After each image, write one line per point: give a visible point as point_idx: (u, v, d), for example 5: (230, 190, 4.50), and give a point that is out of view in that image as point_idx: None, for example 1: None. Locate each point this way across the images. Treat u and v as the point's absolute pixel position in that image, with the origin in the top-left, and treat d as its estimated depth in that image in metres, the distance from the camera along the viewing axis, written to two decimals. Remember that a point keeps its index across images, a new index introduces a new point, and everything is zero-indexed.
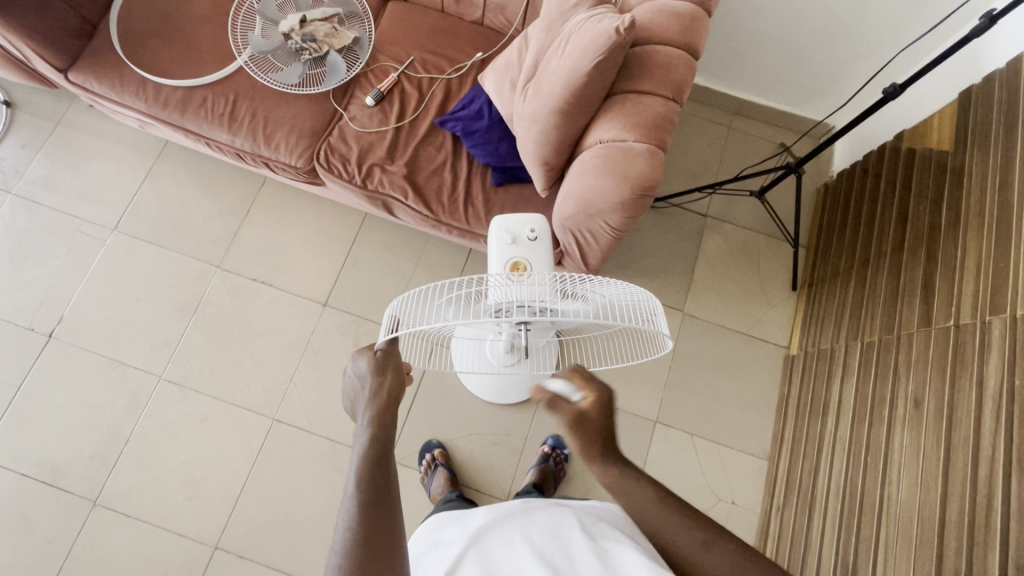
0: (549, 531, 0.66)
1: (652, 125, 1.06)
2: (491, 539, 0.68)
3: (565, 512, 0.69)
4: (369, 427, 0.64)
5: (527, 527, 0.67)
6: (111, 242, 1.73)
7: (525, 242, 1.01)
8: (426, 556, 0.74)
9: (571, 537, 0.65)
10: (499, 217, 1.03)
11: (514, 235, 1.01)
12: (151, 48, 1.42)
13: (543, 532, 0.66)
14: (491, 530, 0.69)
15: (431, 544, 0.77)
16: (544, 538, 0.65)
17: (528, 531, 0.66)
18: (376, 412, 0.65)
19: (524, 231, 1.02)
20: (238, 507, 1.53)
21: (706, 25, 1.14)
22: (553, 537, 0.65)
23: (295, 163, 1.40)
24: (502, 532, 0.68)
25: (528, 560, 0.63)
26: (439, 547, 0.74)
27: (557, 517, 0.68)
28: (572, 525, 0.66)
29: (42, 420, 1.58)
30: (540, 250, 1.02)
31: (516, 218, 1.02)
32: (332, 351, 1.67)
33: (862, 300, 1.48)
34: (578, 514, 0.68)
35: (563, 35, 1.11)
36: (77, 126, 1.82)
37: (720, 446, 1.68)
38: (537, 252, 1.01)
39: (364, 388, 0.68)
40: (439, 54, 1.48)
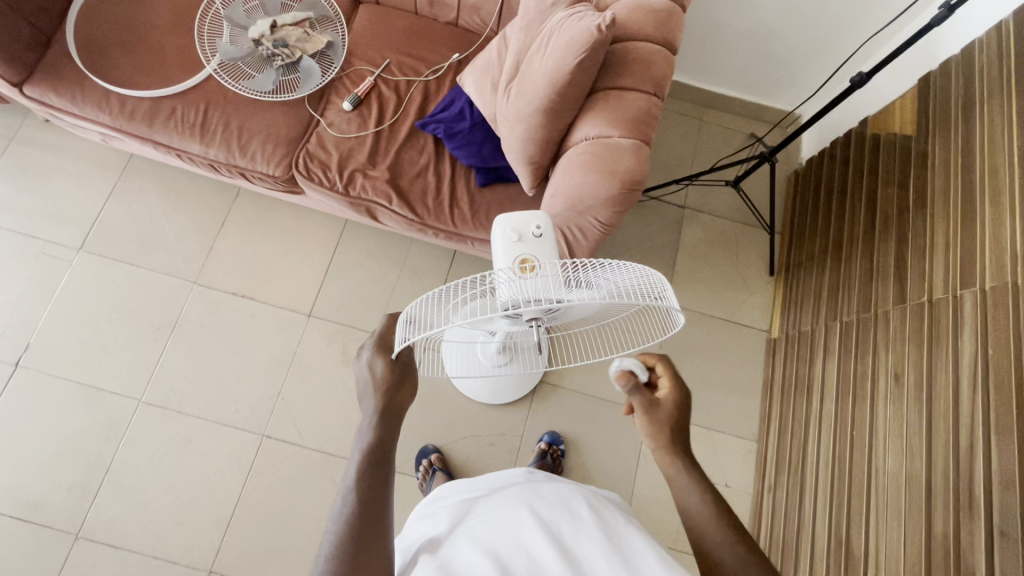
0: (557, 505, 0.64)
1: (637, 121, 1.08)
2: (495, 506, 0.66)
3: (574, 490, 0.68)
4: (382, 436, 0.65)
5: (535, 498, 0.65)
6: (78, 262, 1.65)
7: (531, 241, 0.89)
8: (421, 525, 0.72)
9: (579, 516, 0.63)
10: (500, 215, 0.90)
11: (520, 232, 0.89)
12: (113, 59, 1.37)
13: (550, 505, 0.64)
14: (496, 499, 0.68)
15: (430, 514, 0.75)
16: (551, 511, 0.63)
17: (535, 504, 0.64)
18: (385, 425, 0.66)
19: (529, 228, 0.90)
20: (231, 528, 1.49)
21: (681, 21, 1.16)
22: (561, 514, 0.63)
23: (272, 172, 1.37)
24: (507, 501, 0.66)
25: (534, 531, 0.61)
26: (439, 514, 0.72)
27: (564, 495, 0.66)
28: (581, 503, 0.65)
29: (13, 454, 1.49)
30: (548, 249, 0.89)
31: (520, 214, 0.90)
32: (320, 362, 1.64)
33: (838, 281, 1.53)
34: (585, 495, 0.67)
35: (544, 35, 1.12)
36: (33, 143, 1.73)
37: (711, 431, 1.72)
38: (545, 249, 0.89)
39: (372, 390, 0.69)
40: (415, 56, 1.47)
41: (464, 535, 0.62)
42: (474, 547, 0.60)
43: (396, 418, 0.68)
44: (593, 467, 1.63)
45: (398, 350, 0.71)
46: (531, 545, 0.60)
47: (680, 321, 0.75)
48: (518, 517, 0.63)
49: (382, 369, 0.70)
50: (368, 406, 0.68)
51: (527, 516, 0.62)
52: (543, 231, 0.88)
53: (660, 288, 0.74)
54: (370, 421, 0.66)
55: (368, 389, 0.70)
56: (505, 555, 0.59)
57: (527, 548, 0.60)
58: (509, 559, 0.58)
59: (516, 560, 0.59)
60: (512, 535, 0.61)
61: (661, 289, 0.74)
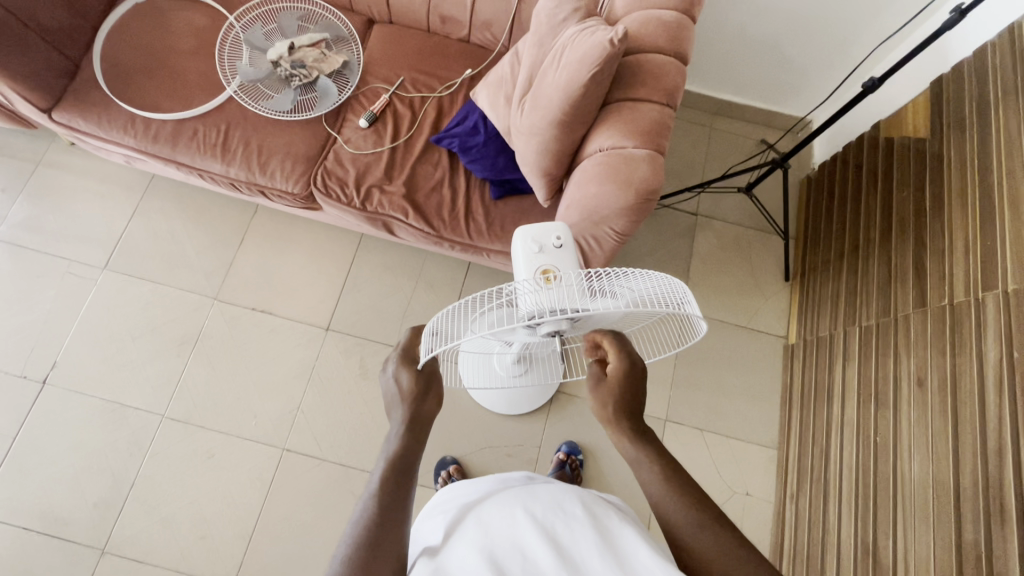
0: (552, 505, 0.62)
1: (652, 131, 1.09)
2: (489, 505, 0.65)
3: (568, 488, 0.66)
4: (408, 447, 0.66)
5: (530, 498, 0.64)
6: (102, 280, 1.69)
7: (551, 252, 0.91)
8: (425, 524, 0.72)
9: (574, 515, 0.61)
10: (521, 227, 0.91)
11: (541, 243, 0.90)
12: (137, 83, 1.41)
13: (544, 504, 0.63)
14: (491, 499, 0.67)
15: (432, 513, 0.74)
16: (546, 511, 0.62)
17: (530, 505, 0.63)
18: (411, 440, 0.67)
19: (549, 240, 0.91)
20: (253, 542, 1.50)
21: (692, 32, 1.17)
22: (556, 514, 0.62)
23: (291, 189, 1.40)
24: (501, 501, 0.64)
25: (528, 535, 0.60)
26: (438, 516, 0.71)
27: (558, 493, 0.64)
28: (576, 502, 0.63)
29: (41, 470, 1.52)
30: (569, 260, 0.91)
31: (539, 226, 0.91)
32: (338, 375, 1.66)
33: (855, 286, 1.52)
34: (580, 491, 0.65)
35: (556, 49, 1.14)
36: (59, 166, 1.79)
37: (730, 439, 1.71)
38: (567, 260, 0.90)
39: (398, 399, 0.71)
40: (429, 73, 1.50)
41: (458, 538, 0.62)
42: (470, 551, 0.59)
43: (422, 428, 0.69)
44: (610, 476, 1.62)
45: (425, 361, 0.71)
46: (526, 548, 0.59)
47: (702, 327, 0.76)
48: (512, 518, 0.61)
49: (408, 382, 0.72)
50: (396, 414, 0.70)
51: (521, 517, 0.61)
52: (564, 242, 0.90)
53: (682, 295, 0.75)
54: (397, 429, 0.68)
55: (395, 400, 0.72)
56: (501, 560, 0.58)
57: (522, 550, 0.59)
58: (505, 562, 0.58)
59: (511, 562, 0.58)
60: (507, 538, 0.60)
61: (682, 297, 0.75)
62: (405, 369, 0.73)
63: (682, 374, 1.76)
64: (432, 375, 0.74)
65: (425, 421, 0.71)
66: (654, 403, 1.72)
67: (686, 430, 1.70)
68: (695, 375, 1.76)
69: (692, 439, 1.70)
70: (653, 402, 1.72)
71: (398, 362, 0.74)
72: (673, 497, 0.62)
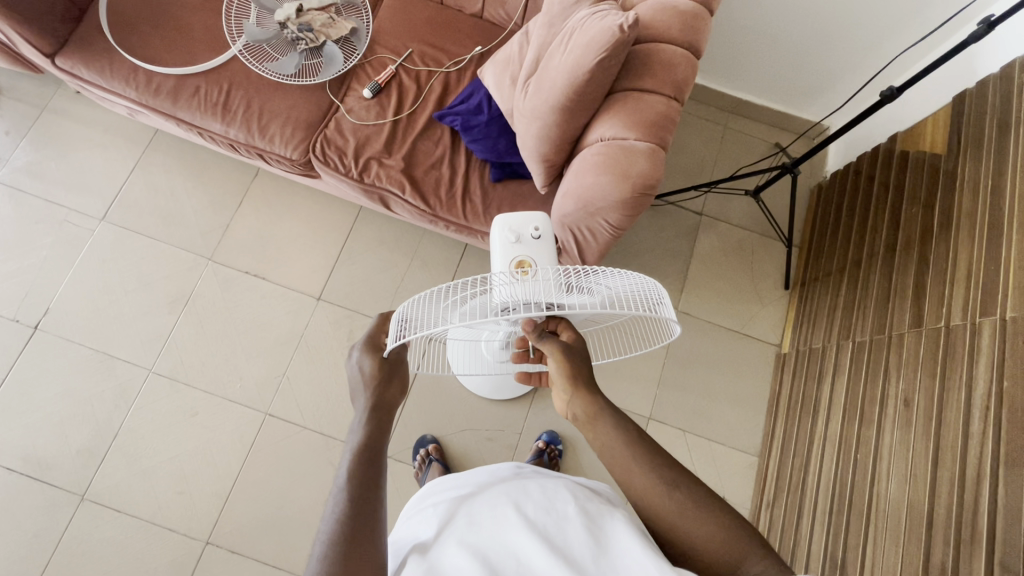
0: (544, 504, 0.62)
1: (654, 124, 1.06)
2: (480, 505, 0.65)
3: (560, 486, 0.66)
4: (365, 428, 0.65)
5: (521, 497, 0.64)
6: (99, 232, 1.69)
7: (529, 242, 0.89)
8: (415, 518, 0.72)
9: (565, 512, 0.61)
10: (500, 215, 0.91)
11: (518, 234, 0.89)
12: (142, 34, 1.39)
13: (537, 504, 0.62)
14: (481, 498, 0.66)
15: (418, 509, 0.74)
16: (538, 509, 0.61)
17: (521, 503, 0.62)
18: (374, 426, 0.66)
19: (528, 230, 0.90)
20: (229, 502, 1.52)
21: (708, 24, 1.14)
22: (548, 512, 0.61)
23: (290, 155, 1.39)
24: (494, 500, 0.64)
25: (521, 533, 0.59)
26: (428, 510, 0.71)
27: (551, 492, 0.65)
28: (567, 500, 0.63)
29: (28, 414, 1.55)
30: (546, 251, 0.89)
31: (518, 216, 0.90)
32: (326, 345, 1.66)
33: (854, 300, 1.50)
34: (573, 490, 0.65)
35: (566, 32, 1.11)
36: (63, 113, 1.78)
37: (711, 443, 1.70)
38: (543, 252, 0.89)
39: (363, 382, 0.73)
40: (438, 47, 1.47)
41: (448, 535, 0.62)
42: (461, 549, 0.58)
43: (385, 414, 0.69)
44: (587, 468, 1.62)
45: (391, 348, 0.72)
46: (518, 546, 0.58)
47: (678, 331, 0.74)
48: (504, 517, 0.61)
49: (371, 368, 0.74)
50: (362, 402, 0.70)
51: (512, 515, 0.61)
52: (542, 233, 0.88)
53: (660, 296, 0.72)
54: (362, 419, 0.67)
55: (360, 385, 0.73)
56: (492, 560, 0.57)
57: (516, 550, 0.58)
58: (497, 562, 0.57)
59: (504, 562, 0.57)
60: (499, 535, 0.60)
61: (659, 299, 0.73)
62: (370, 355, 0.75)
63: (670, 374, 1.75)
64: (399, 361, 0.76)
65: (388, 406, 0.71)
66: (638, 400, 1.71)
67: (667, 430, 1.70)
68: (684, 377, 1.74)
69: (673, 440, 1.69)
70: (638, 399, 1.71)
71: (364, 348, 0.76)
72: (641, 491, 0.62)
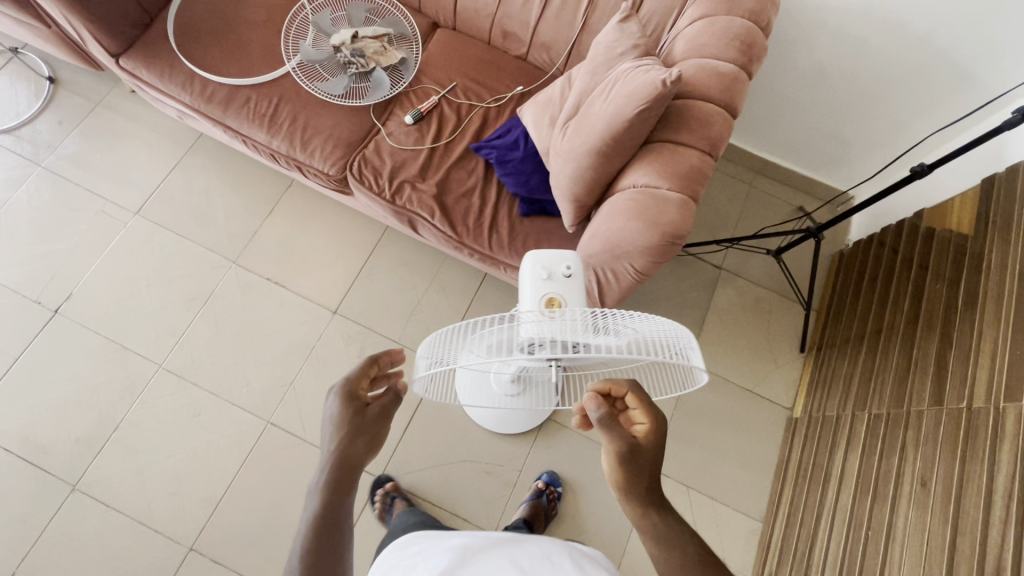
0: (543, 560, 0.65)
1: (689, 178, 1.08)
2: (480, 562, 0.66)
3: (554, 544, 0.69)
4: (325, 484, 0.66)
5: (522, 553, 0.66)
6: (132, 225, 1.73)
7: (559, 280, 0.89)
8: (397, 570, 0.70)
9: (564, 568, 0.65)
10: (531, 252, 0.90)
11: (550, 271, 0.88)
12: (204, 44, 1.46)
13: (535, 560, 0.65)
14: (478, 553, 0.67)
15: (399, 558, 0.73)
16: (539, 565, 0.64)
17: (521, 559, 0.65)
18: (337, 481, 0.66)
19: (559, 268, 0.89)
20: (219, 509, 1.49)
21: (746, 87, 1.18)
22: (546, 567, 0.65)
23: (327, 170, 1.44)
24: (492, 556, 0.66)
25: None
26: (415, 561, 0.70)
27: (546, 548, 0.68)
28: (564, 556, 0.66)
29: (34, 396, 1.55)
30: (577, 290, 0.89)
31: (551, 253, 0.90)
32: (336, 360, 1.66)
33: (872, 371, 1.48)
34: (564, 546, 0.69)
35: (608, 80, 1.14)
36: (116, 109, 1.86)
37: (714, 503, 1.65)
38: (575, 292, 0.89)
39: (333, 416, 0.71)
40: (481, 83, 1.52)
41: None
42: None
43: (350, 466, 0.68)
44: (586, 516, 1.57)
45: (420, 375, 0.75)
46: None
47: (704, 377, 0.70)
48: (506, 573, 0.63)
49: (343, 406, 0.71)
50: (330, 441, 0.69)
51: (515, 573, 0.63)
52: (575, 272, 0.88)
53: (687, 342, 0.69)
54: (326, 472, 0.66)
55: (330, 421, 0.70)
56: None
57: None
58: None
59: None
60: None
61: (688, 346, 0.69)
62: (352, 398, 0.72)
63: (677, 426, 1.72)
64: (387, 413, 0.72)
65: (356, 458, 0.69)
66: None
67: (670, 484, 1.66)
68: (691, 431, 1.71)
69: (675, 496, 1.64)
70: None
71: (351, 383, 0.73)
72: None
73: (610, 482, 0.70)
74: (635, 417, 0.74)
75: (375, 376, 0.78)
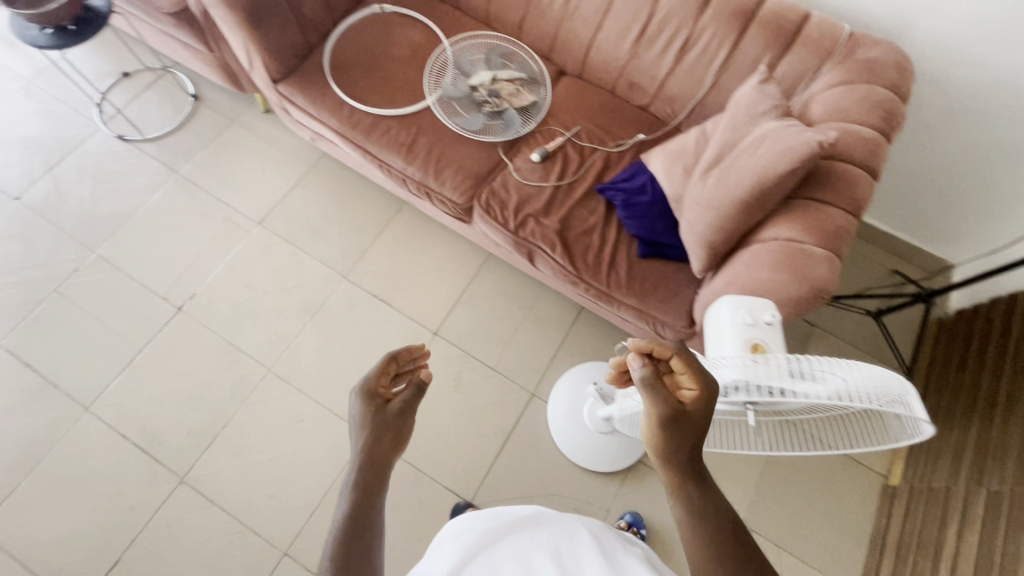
0: (566, 542, 0.73)
1: (832, 234, 1.11)
2: (503, 547, 0.74)
3: (578, 525, 0.77)
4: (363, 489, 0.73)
5: (547, 539, 0.74)
6: (254, 234, 1.84)
7: (761, 327, 0.95)
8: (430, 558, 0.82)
9: (583, 542, 0.73)
10: (735, 299, 0.98)
11: (754, 317, 0.95)
12: (353, 76, 1.59)
13: (555, 536, 0.75)
14: (503, 539, 0.76)
15: (435, 548, 0.86)
16: (560, 545, 0.73)
17: (542, 538, 0.74)
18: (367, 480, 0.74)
19: (761, 316, 0.96)
20: (314, 517, 1.52)
21: (886, 152, 1.21)
22: (566, 544, 0.73)
23: (455, 198, 1.52)
24: (516, 539, 0.75)
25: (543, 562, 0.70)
26: (446, 548, 0.82)
27: (569, 527, 0.77)
28: (585, 535, 0.75)
29: (152, 387, 1.63)
30: (776, 337, 0.94)
31: (754, 301, 0.97)
32: (434, 380, 1.70)
33: (985, 445, 1.42)
34: (587, 527, 0.77)
35: (754, 136, 1.19)
36: (248, 127, 2.01)
37: (805, 567, 1.60)
38: (774, 338, 0.93)
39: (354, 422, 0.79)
40: (604, 129, 1.60)
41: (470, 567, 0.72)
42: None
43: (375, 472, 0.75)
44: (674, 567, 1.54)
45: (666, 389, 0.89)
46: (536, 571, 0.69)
47: (921, 432, 0.70)
48: (527, 551, 0.72)
49: (359, 413, 0.78)
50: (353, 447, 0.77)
51: (534, 553, 0.72)
52: (776, 320, 0.94)
53: (903, 393, 0.70)
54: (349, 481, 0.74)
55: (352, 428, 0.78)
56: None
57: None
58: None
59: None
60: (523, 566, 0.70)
61: (903, 395, 0.70)
62: (374, 399, 0.80)
63: (768, 481, 1.68)
64: (405, 411, 0.79)
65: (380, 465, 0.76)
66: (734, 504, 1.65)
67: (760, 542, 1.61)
68: (783, 488, 1.68)
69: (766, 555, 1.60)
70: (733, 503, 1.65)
71: (370, 387, 0.81)
72: None
73: (646, 442, 0.73)
74: (684, 384, 0.75)
75: (391, 377, 0.86)
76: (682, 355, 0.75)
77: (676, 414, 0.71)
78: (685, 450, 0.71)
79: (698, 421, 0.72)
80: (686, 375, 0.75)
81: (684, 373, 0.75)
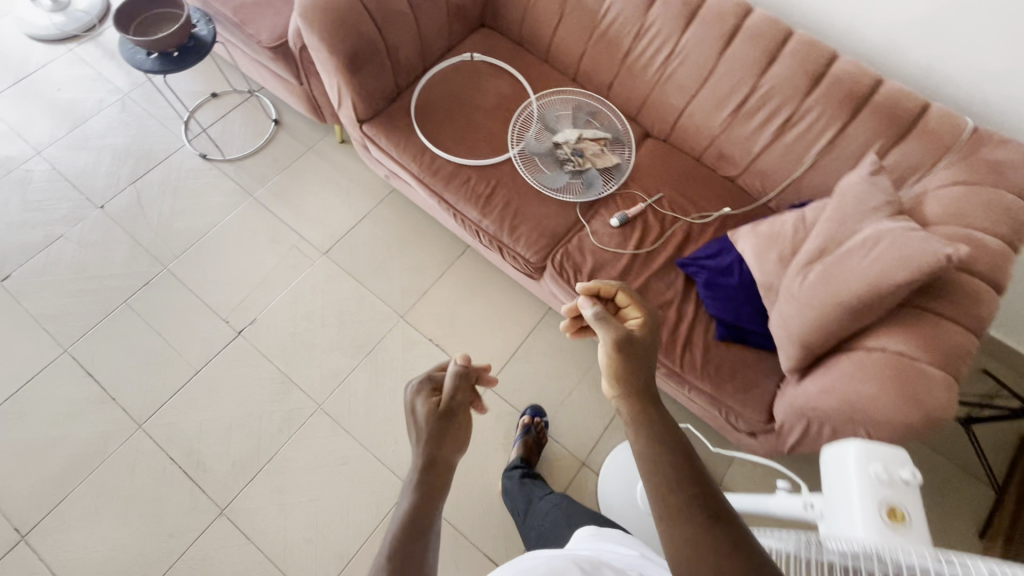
0: None
1: (951, 354, 1.01)
2: None
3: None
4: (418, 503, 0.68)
5: None
6: (318, 264, 1.85)
7: (897, 485, 0.73)
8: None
9: None
10: (858, 444, 0.78)
11: (887, 473, 0.74)
12: (438, 122, 1.58)
13: None
14: None
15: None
16: None
17: None
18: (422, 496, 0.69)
19: (897, 471, 0.74)
20: (348, 569, 1.46)
21: (1011, 265, 1.11)
22: None
23: (528, 256, 1.48)
24: None
25: None
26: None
27: None
28: None
29: (204, 411, 1.63)
30: (919, 501, 0.72)
31: (886, 450, 0.76)
32: (482, 436, 1.65)
33: None
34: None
35: (865, 234, 1.11)
36: (324, 156, 2.04)
37: None
38: (915, 501, 0.72)
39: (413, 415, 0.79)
40: (688, 197, 1.54)
41: None
42: None
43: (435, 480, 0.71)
44: None
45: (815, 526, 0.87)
46: None
47: None
48: None
49: (422, 408, 0.79)
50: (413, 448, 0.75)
51: None
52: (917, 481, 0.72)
53: None
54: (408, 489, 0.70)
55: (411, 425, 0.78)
56: None
57: None
58: None
59: None
60: None
61: None
62: (423, 398, 0.80)
63: None
64: (453, 411, 0.79)
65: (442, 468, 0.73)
66: None
67: None
68: None
69: None
70: None
71: (420, 387, 0.82)
72: None
73: (607, 372, 0.77)
74: (630, 315, 0.89)
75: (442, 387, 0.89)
76: (626, 291, 0.89)
77: (623, 343, 0.78)
78: (638, 370, 0.76)
79: (645, 351, 0.79)
80: (632, 307, 0.88)
81: (631, 309, 0.88)
